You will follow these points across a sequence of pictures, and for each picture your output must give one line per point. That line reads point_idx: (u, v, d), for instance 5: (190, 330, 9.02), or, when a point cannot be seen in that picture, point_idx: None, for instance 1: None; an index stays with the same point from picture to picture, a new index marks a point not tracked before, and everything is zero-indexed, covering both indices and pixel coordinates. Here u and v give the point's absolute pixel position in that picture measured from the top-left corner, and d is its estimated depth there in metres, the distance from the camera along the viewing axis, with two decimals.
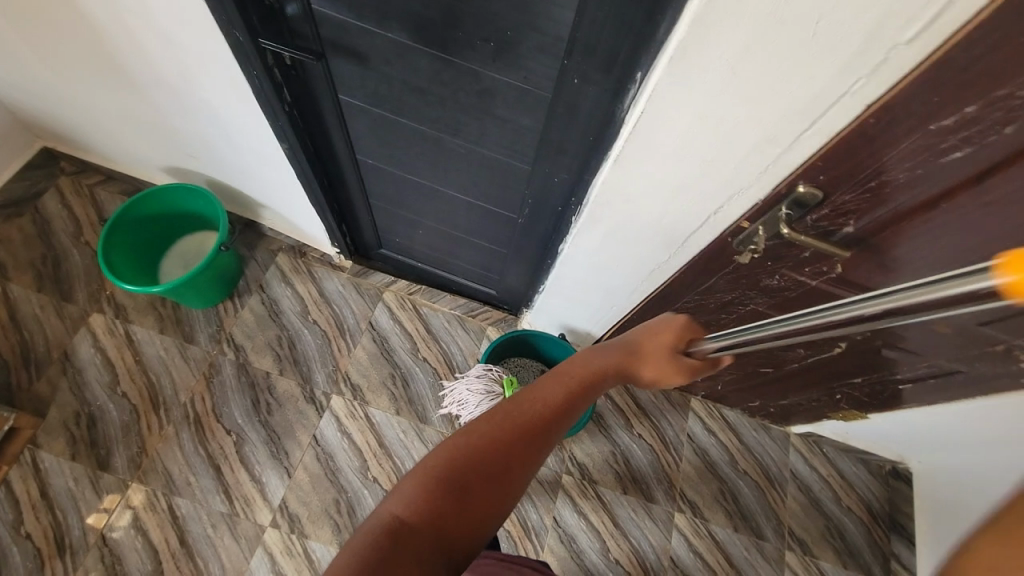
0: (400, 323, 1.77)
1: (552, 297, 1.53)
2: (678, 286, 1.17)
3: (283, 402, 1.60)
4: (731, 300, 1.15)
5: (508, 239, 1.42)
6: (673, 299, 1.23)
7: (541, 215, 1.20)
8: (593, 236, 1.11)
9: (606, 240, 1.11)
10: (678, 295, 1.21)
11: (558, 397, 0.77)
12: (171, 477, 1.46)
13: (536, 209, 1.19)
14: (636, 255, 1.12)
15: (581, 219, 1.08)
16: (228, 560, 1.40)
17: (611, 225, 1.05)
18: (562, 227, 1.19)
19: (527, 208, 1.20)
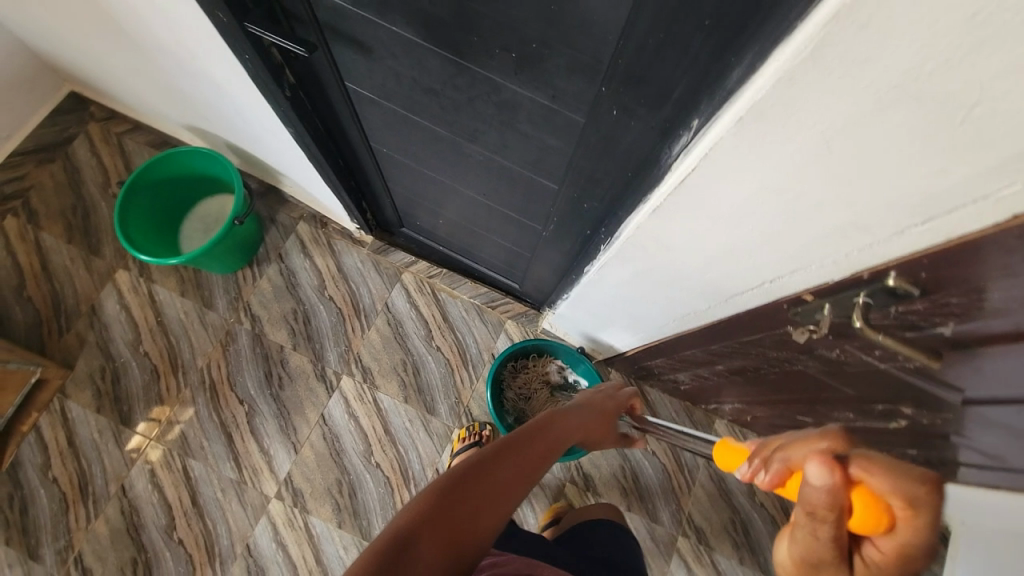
0: (417, 307, 1.70)
1: (577, 307, 1.40)
2: (716, 331, 1.02)
3: (294, 377, 1.60)
4: (774, 356, 0.99)
5: (533, 243, 1.28)
6: (709, 340, 1.08)
7: (568, 234, 1.05)
8: (624, 267, 0.96)
9: (637, 274, 0.96)
10: (714, 338, 1.05)
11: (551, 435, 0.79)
12: (185, 439, 1.51)
13: (562, 227, 1.03)
14: (671, 294, 0.97)
15: (611, 250, 0.93)
16: (234, 524, 1.46)
17: (644, 263, 0.90)
18: (588, 250, 1.04)
19: (553, 223, 1.05)
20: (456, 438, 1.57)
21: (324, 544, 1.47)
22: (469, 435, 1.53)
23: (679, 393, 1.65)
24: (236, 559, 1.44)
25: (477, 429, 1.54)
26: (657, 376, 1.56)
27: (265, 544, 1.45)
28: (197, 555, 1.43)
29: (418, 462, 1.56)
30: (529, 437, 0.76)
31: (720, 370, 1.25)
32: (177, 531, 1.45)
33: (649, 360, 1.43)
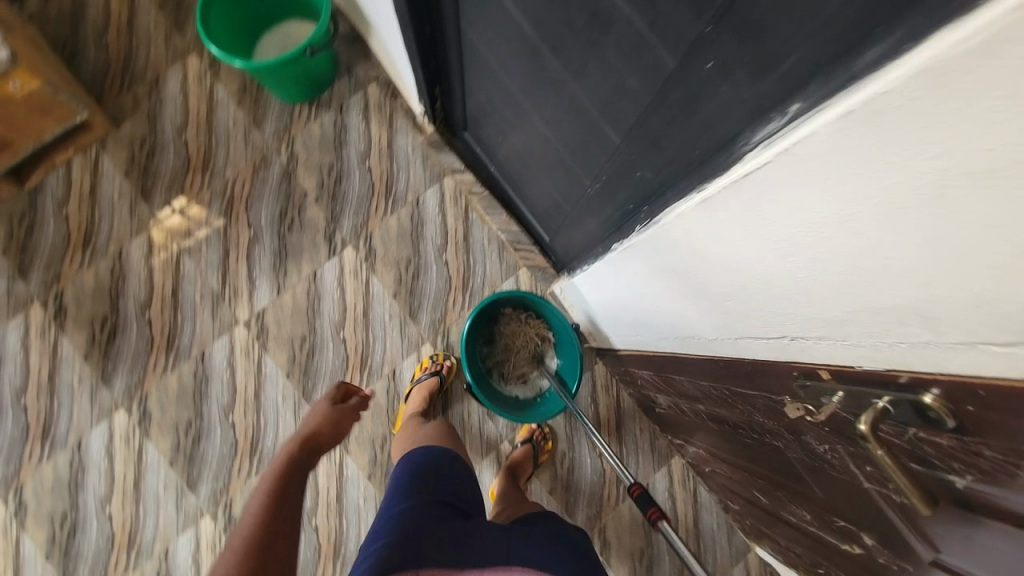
0: (444, 216, 1.64)
1: (592, 284, 1.32)
2: (710, 368, 0.92)
3: (305, 226, 1.59)
4: (753, 422, 0.91)
5: (576, 200, 1.18)
6: (699, 374, 0.99)
7: (611, 201, 0.95)
8: (649, 259, 0.87)
9: (659, 271, 0.86)
10: (707, 376, 0.95)
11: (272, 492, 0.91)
12: (188, 236, 1.55)
13: (609, 190, 0.93)
14: (682, 308, 0.88)
15: (645, 234, 0.83)
16: (198, 329, 1.52)
17: (670, 262, 0.80)
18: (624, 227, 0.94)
19: (603, 183, 0.95)
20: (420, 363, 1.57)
21: (267, 384, 1.52)
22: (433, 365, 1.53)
23: (651, 413, 1.59)
24: (188, 360, 1.50)
25: (440, 360, 1.55)
26: (639, 388, 1.50)
27: (218, 359, 1.51)
28: (157, 341, 1.50)
29: (380, 355, 1.57)
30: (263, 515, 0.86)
31: (699, 410, 1.17)
32: (150, 313, 1.51)
33: (637, 368, 1.36)
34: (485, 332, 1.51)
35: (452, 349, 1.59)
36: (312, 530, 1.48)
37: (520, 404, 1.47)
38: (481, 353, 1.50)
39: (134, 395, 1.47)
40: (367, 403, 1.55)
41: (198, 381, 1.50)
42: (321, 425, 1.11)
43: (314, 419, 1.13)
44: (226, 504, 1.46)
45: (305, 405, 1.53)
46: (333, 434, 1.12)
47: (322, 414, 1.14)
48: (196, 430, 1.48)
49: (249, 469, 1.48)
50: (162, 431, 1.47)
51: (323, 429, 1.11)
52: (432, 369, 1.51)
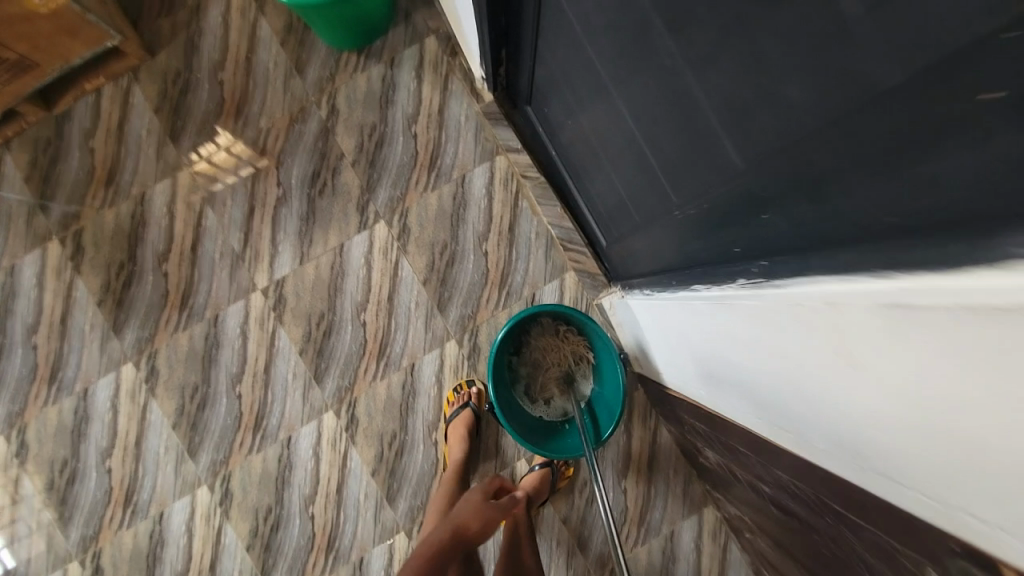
0: (491, 200, 1.46)
1: (654, 313, 1.11)
2: (793, 468, 0.71)
3: (337, 192, 1.44)
4: (839, 546, 0.71)
5: (652, 214, 0.96)
6: (774, 462, 0.77)
7: (718, 232, 0.73)
8: (753, 320, 0.65)
9: (759, 340, 0.65)
10: (787, 471, 0.74)
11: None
12: (213, 186, 1.43)
13: (718, 220, 0.71)
14: (774, 392, 0.66)
15: (767, 290, 0.62)
16: (214, 290, 1.42)
17: (784, 337, 0.58)
18: (735, 272, 0.72)
19: (704, 209, 0.73)
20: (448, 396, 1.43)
21: (278, 358, 1.42)
22: (461, 397, 1.40)
23: (692, 456, 1.40)
24: (201, 321, 1.41)
25: (465, 389, 1.40)
26: (683, 429, 1.32)
27: (231, 325, 1.41)
28: (171, 297, 1.41)
29: (400, 346, 1.43)
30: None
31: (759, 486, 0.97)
32: (166, 265, 1.41)
33: (687, 414, 1.17)
34: (516, 342, 1.33)
35: (479, 351, 1.44)
36: (308, 518, 1.41)
37: (539, 429, 1.31)
38: (508, 359, 1.33)
39: (144, 350, 1.40)
40: (380, 395, 1.42)
41: (208, 345, 1.41)
42: (472, 518, 1.13)
43: (467, 507, 1.15)
44: (224, 477, 1.40)
45: (315, 386, 1.42)
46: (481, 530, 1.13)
47: (475, 503, 1.15)
48: (202, 396, 1.41)
49: (251, 444, 1.41)
50: (168, 391, 1.40)
51: (473, 523, 1.12)
52: (462, 405, 1.38)
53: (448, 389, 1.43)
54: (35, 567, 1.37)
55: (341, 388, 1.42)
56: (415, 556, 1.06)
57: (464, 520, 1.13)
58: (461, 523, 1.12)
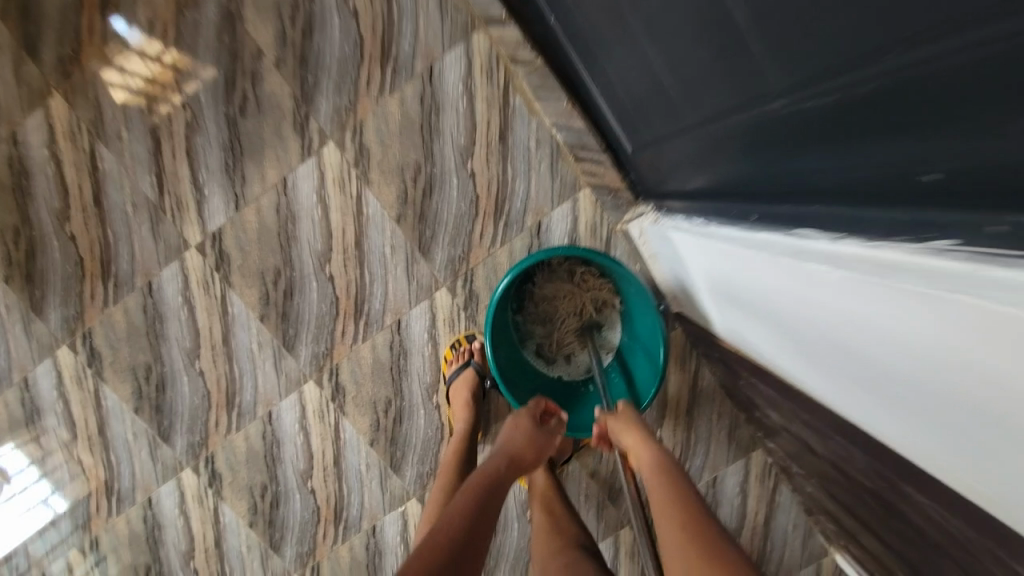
0: (472, 99, 1.08)
1: (702, 252, 0.80)
2: (969, 514, 0.46)
3: (264, 107, 1.08)
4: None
5: (715, 112, 0.60)
6: (927, 489, 0.52)
7: (876, 144, 0.39)
8: (908, 324, 0.38)
9: (927, 356, 0.38)
10: (949, 507, 0.50)
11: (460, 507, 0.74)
12: (99, 113, 1.08)
13: (889, 120, 0.36)
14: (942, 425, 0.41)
15: (940, 289, 0.34)
16: (139, 252, 1.13)
17: (997, 371, 0.32)
18: (900, 218, 0.38)
19: (871, 94, 0.37)
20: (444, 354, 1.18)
21: (236, 327, 1.18)
22: (461, 350, 1.15)
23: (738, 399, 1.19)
24: (133, 292, 1.15)
25: (463, 345, 1.15)
26: (736, 381, 1.06)
27: (170, 293, 1.15)
28: (88, 264, 1.14)
29: (380, 301, 1.16)
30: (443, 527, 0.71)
31: (850, 465, 0.74)
32: (70, 225, 1.12)
33: (748, 373, 0.91)
34: (519, 295, 1.07)
35: (476, 298, 1.16)
36: (309, 493, 1.26)
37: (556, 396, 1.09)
38: (513, 319, 1.08)
39: (77, 331, 1.17)
40: (365, 358, 1.19)
41: (150, 319, 1.17)
42: (527, 449, 0.90)
43: (520, 436, 0.91)
44: (207, 459, 1.24)
45: (288, 356, 1.19)
46: (534, 465, 0.90)
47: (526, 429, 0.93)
48: (159, 376, 1.20)
49: (229, 423, 1.23)
50: (119, 375, 1.19)
51: (527, 455, 0.90)
52: (461, 363, 1.14)
53: (444, 347, 1.19)
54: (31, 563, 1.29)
55: (318, 355, 1.19)
56: (463, 504, 0.75)
57: (518, 452, 0.89)
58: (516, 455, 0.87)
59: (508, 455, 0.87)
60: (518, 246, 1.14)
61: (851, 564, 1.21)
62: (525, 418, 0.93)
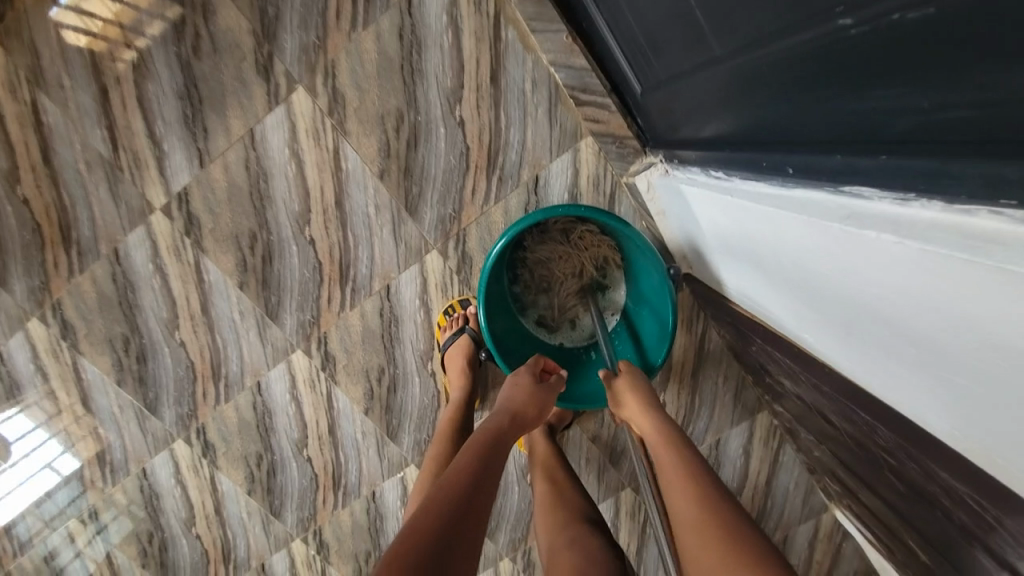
0: (458, 32, 0.95)
1: (720, 209, 0.70)
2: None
3: (222, 47, 0.95)
4: None
5: (759, 33, 0.46)
6: (984, 489, 0.45)
7: (993, 77, 0.27)
8: (996, 310, 0.31)
9: (1018, 349, 0.30)
10: (1007, 506, 0.43)
11: (463, 463, 0.69)
12: (37, 59, 0.96)
13: (1010, 38, 0.25)
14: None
15: None
16: (100, 217, 1.04)
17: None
18: (1007, 182, 0.28)
19: (999, 2, 0.25)
20: (437, 321, 1.12)
21: (215, 296, 1.10)
22: (455, 317, 1.08)
23: (747, 362, 1.13)
24: (99, 260, 1.07)
25: (458, 311, 1.09)
26: (748, 346, 0.99)
27: (139, 261, 1.07)
28: (47, 231, 1.05)
29: (367, 265, 1.08)
30: (444, 486, 0.65)
31: (873, 443, 0.68)
32: (21, 188, 1.02)
33: (763, 341, 0.83)
34: (513, 263, 1.00)
35: (470, 261, 1.08)
36: (305, 461, 1.23)
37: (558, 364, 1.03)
38: (511, 288, 1.01)
39: (45, 303, 1.10)
40: (355, 326, 1.12)
41: (121, 289, 1.09)
42: (529, 404, 0.83)
43: (520, 392, 0.85)
44: (198, 430, 1.20)
45: (272, 325, 1.12)
46: (537, 421, 0.84)
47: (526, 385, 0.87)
48: (139, 348, 1.14)
49: (217, 395, 1.18)
50: (96, 347, 1.13)
51: (529, 410, 0.84)
52: (455, 330, 1.07)
53: (437, 313, 1.12)
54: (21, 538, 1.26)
55: (304, 324, 1.12)
56: (465, 464, 0.69)
57: (520, 408, 0.83)
58: (518, 410, 0.81)
59: (510, 410, 0.80)
60: (514, 203, 1.03)
61: (853, 521, 1.19)
62: (525, 374, 0.87)
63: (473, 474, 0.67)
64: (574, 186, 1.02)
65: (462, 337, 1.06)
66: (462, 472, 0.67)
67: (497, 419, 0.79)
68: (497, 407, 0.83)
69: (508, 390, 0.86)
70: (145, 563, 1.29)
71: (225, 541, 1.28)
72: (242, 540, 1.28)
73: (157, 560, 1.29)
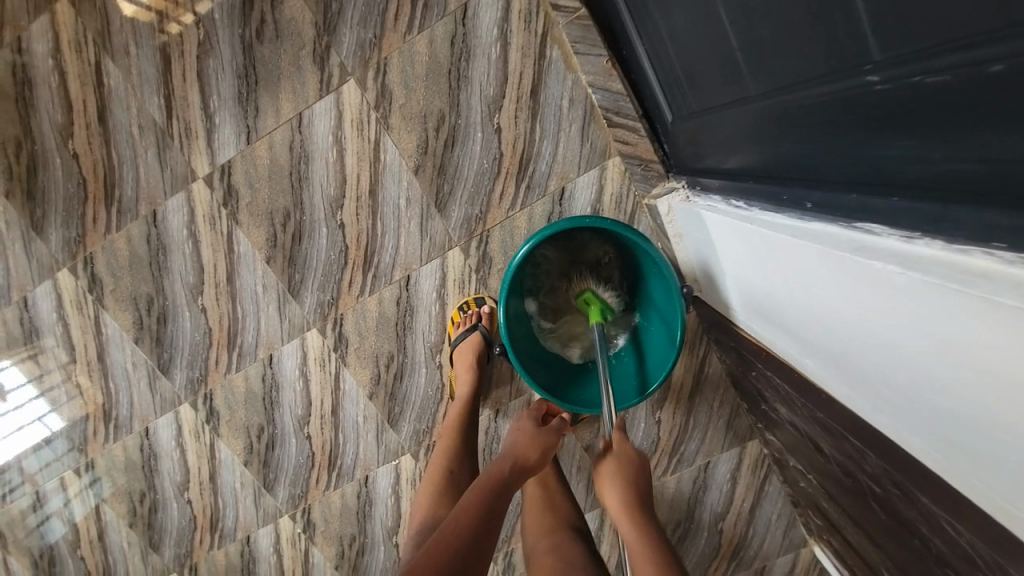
0: (506, 45, 1.01)
1: (736, 237, 0.75)
2: (1012, 548, 0.42)
3: (283, 33, 1.01)
4: None
5: (793, 79, 0.51)
6: (964, 516, 0.48)
7: (993, 139, 0.32)
8: (983, 340, 0.34)
9: (990, 376, 0.35)
10: (985, 535, 0.46)
11: (467, 506, 0.73)
12: (107, 25, 1.02)
13: (1008, 108, 0.30)
14: (1003, 452, 0.37)
15: None
16: (144, 179, 1.09)
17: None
18: (1001, 227, 0.33)
19: (1002, 76, 0.30)
20: (450, 316, 1.16)
21: (241, 267, 1.14)
22: (469, 315, 1.12)
23: (744, 389, 1.17)
24: (136, 220, 1.11)
25: (472, 308, 1.13)
26: (747, 372, 1.03)
27: (175, 226, 1.12)
28: (91, 186, 1.10)
29: (391, 254, 1.12)
30: (448, 530, 0.69)
31: (859, 471, 0.71)
32: (73, 143, 1.08)
33: (763, 367, 0.87)
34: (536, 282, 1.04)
35: (489, 261, 1.12)
36: (305, 439, 1.25)
37: (564, 371, 1.07)
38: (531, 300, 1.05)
39: (77, 255, 1.14)
40: (371, 312, 1.16)
41: (153, 250, 1.13)
42: (531, 450, 0.84)
43: (523, 438, 0.87)
44: (205, 395, 1.23)
45: (292, 301, 1.16)
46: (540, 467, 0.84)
47: (528, 432, 0.89)
48: (160, 309, 1.17)
49: (228, 363, 1.21)
50: (119, 304, 1.17)
51: (532, 456, 0.84)
52: (468, 327, 1.11)
53: (451, 308, 1.16)
54: (10, 485, 1.28)
55: (323, 304, 1.16)
56: (464, 510, 0.72)
57: (522, 453, 0.84)
58: (520, 456, 0.83)
59: (513, 456, 0.81)
60: (538, 212, 1.08)
61: (831, 558, 1.22)
62: (527, 422, 0.91)
63: (477, 517, 0.71)
64: (598, 202, 1.07)
65: (474, 334, 1.10)
66: (466, 514, 0.71)
67: (499, 463, 0.80)
68: (501, 451, 0.85)
69: (511, 434, 0.89)
70: (132, 522, 1.30)
71: (214, 509, 1.29)
72: (231, 510, 1.29)
73: (145, 521, 1.30)
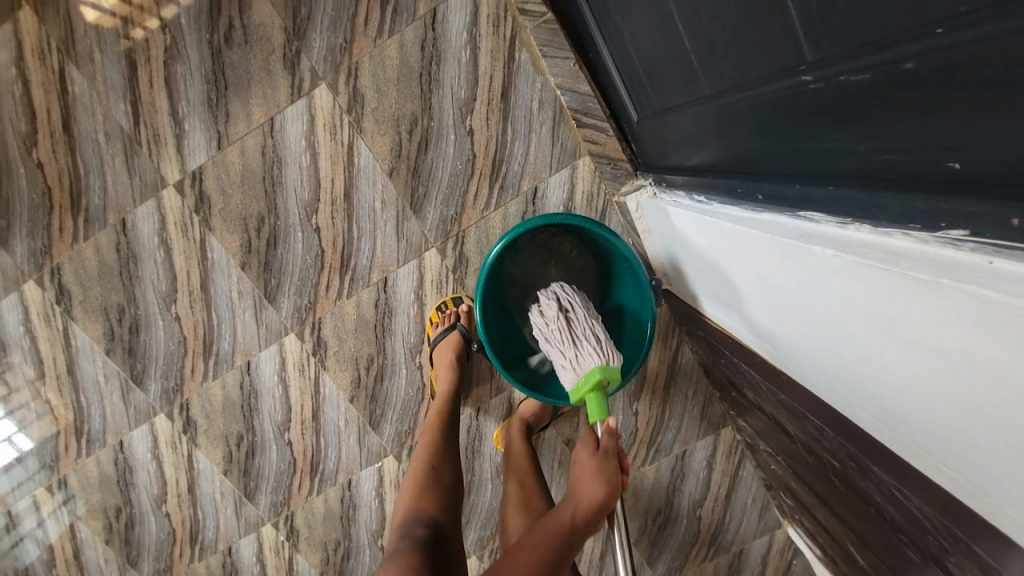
0: (476, 48, 1.03)
1: (699, 230, 0.78)
2: (953, 507, 0.45)
3: (251, 37, 1.01)
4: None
5: (741, 79, 0.55)
6: (910, 481, 0.52)
7: (910, 128, 0.35)
8: (907, 312, 0.38)
9: (915, 345, 0.38)
10: (929, 497, 0.50)
11: (533, 545, 0.74)
12: (71, 33, 1.01)
13: (921, 100, 0.33)
14: (932, 414, 0.40)
15: (952, 277, 0.33)
16: (112, 187, 1.08)
17: (995, 362, 0.31)
18: (917, 211, 0.36)
19: (915, 73, 0.33)
20: (429, 317, 1.17)
21: (215, 274, 1.13)
22: (448, 314, 1.13)
23: (715, 377, 1.21)
24: (105, 229, 1.10)
25: (450, 308, 1.14)
26: (717, 361, 1.07)
27: (146, 233, 1.10)
28: (56, 196, 1.08)
29: (367, 257, 1.13)
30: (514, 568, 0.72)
31: (820, 449, 0.76)
32: (38, 151, 1.06)
33: (730, 355, 0.91)
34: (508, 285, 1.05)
35: (466, 261, 1.14)
36: (285, 445, 1.24)
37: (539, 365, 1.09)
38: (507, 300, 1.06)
39: (44, 267, 1.12)
40: (349, 315, 1.16)
41: (123, 259, 1.12)
42: (592, 485, 0.80)
43: (583, 471, 0.82)
44: (182, 405, 1.21)
45: (268, 307, 1.16)
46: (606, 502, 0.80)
47: (594, 464, 0.81)
48: (133, 319, 1.15)
49: (204, 371, 1.20)
50: (89, 315, 1.15)
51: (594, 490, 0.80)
52: (447, 326, 1.12)
53: (429, 309, 1.17)
54: None
55: (301, 308, 1.16)
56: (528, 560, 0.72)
57: (585, 491, 0.80)
58: (584, 499, 0.79)
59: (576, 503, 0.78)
60: (512, 211, 1.11)
61: (803, 537, 1.27)
62: (593, 456, 0.82)
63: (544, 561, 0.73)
64: (571, 200, 1.10)
65: (454, 333, 1.11)
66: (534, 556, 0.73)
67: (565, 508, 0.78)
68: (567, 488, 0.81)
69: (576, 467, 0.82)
70: (108, 539, 1.27)
71: (194, 521, 1.27)
72: (211, 521, 1.28)
73: (122, 536, 1.27)
